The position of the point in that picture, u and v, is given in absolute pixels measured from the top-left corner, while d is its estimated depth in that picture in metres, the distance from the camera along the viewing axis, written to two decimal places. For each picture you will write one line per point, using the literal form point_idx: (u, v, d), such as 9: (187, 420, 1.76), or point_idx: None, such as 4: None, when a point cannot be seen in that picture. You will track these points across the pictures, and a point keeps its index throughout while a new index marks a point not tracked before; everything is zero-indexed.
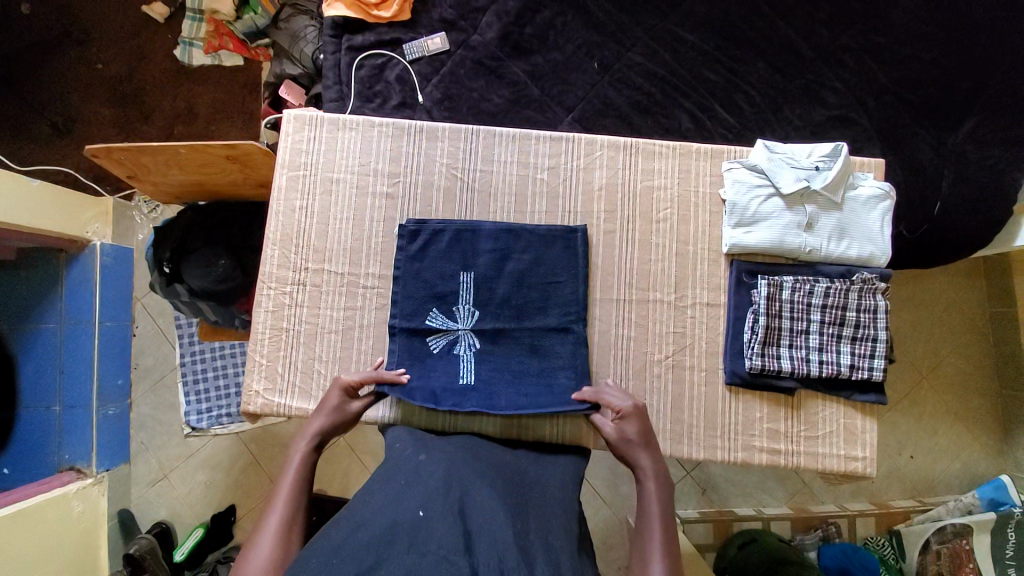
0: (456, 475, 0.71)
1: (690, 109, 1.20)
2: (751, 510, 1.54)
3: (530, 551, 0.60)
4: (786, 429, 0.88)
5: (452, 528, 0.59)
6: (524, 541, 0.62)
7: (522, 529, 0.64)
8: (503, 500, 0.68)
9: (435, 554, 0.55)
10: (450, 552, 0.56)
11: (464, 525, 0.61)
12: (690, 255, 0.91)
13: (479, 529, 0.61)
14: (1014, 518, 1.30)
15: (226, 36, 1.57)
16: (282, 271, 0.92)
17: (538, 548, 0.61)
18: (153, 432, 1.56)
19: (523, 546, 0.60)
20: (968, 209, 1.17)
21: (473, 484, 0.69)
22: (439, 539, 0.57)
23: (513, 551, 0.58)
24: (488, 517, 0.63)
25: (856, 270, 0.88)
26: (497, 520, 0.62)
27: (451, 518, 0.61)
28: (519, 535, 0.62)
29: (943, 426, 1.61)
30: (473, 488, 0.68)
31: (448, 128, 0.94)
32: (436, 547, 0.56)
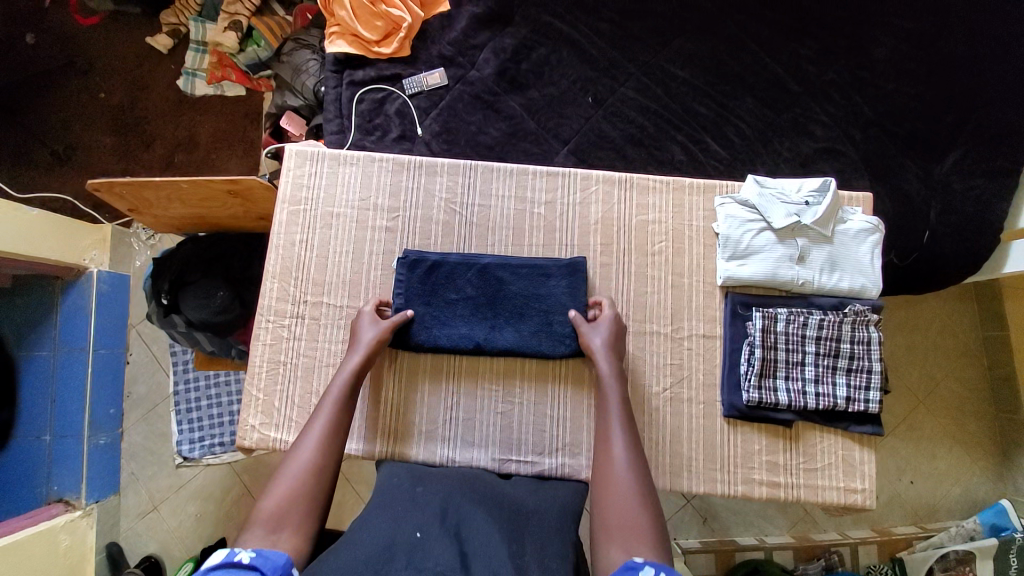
0: (452, 500, 0.73)
1: (682, 142, 1.23)
2: (753, 540, 1.52)
3: (527, 567, 0.63)
4: (785, 461, 0.88)
5: (448, 549, 0.62)
6: (519, 563, 0.64)
7: (517, 549, 0.66)
8: (499, 527, 0.69)
9: (432, 570, 0.59)
10: (447, 569, 0.59)
11: (461, 547, 0.64)
12: (685, 287, 0.92)
13: (475, 551, 0.64)
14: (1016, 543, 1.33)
15: (228, 67, 1.62)
16: (280, 304, 0.93)
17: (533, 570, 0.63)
18: (144, 462, 1.53)
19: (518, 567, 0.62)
20: (957, 237, 1.20)
21: (468, 509, 0.71)
22: (435, 556, 0.61)
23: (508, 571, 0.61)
24: (483, 541, 0.65)
25: (849, 302, 0.89)
26: (491, 541, 0.65)
27: (448, 540, 0.64)
28: (514, 557, 0.64)
29: (942, 450, 1.61)
30: (467, 511, 0.71)
31: (447, 163, 0.96)
32: (433, 563, 0.60)
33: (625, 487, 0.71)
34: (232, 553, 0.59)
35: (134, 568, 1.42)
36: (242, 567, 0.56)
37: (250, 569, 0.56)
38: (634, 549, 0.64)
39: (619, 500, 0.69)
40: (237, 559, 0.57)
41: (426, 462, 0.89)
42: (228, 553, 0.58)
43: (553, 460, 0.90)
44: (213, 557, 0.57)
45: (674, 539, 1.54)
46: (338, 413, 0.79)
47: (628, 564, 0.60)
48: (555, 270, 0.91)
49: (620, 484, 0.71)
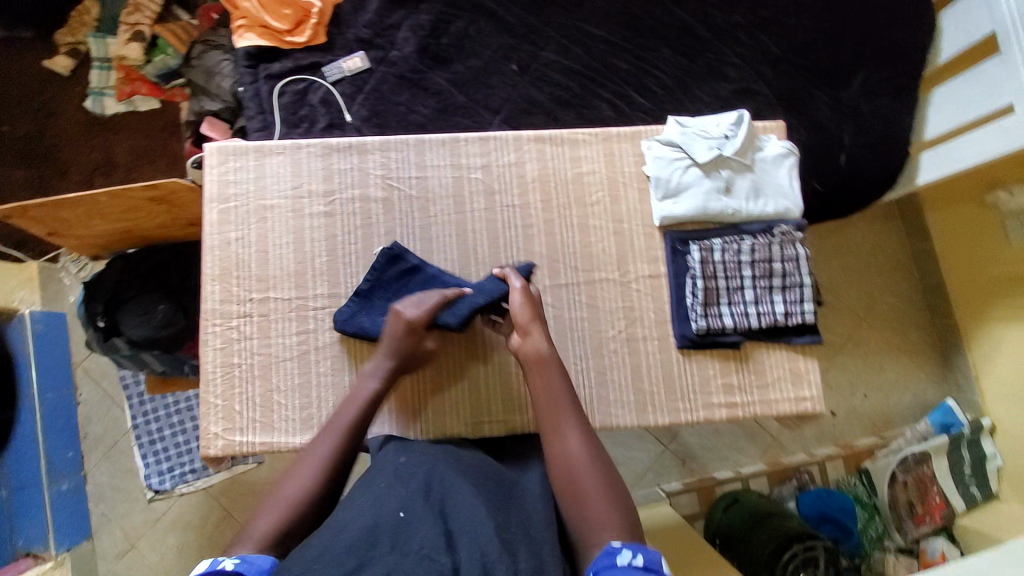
0: (436, 476, 0.72)
1: (609, 98, 1.26)
2: (729, 473, 1.60)
3: (512, 539, 0.62)
4: (739, 381, 0.93)
5: (432, 528, 0.61)
6: (507, 535, 0.63)
7: (502, 521, 0.66)
8: (482, 496, 0.69)
9: (416, 553, 0.58)
10: (432, 550, 0.58)
11: (446, 525, 0.63)
12: (626, 232, 0.95)
13: (460, 527, 0.63)
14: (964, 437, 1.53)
15: (137, 81, 1.52)
16: (225, 306, 0.90)
17: (518, 539, 0.63)
18: (114, 501, 1.47)
19: (505, 540, 0.62)
20: (871, 158, 1.29)
21: (454, 481, 0.70)
22: (418, 538, 0.60)
23: (495, 543, 0.60)
24: (468, 516, 0.64)
25: (776, 224, 0.95)
26: (478, 517, 0.64)
27: (433, 519, 0.63)
28: (500, 528, 0.64)
29: (888, 361, 1.74)
30: (453, 485, 0.70)
31: (376, 141, 0.95)
32: (418, 546, 0.59)
33: (586, 482, 0.73)
34: (216, 561, 0.63)
35: None
36: (224, 572, 0.61)
37: (234, 574, 0.61)
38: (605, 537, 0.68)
39: (580, 498, 0.72)
40: (221, 565, 0.62)
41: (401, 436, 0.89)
42: (212, 562, 0.63)
43: (524, 415, 0.92)
44: (197, 568, 0.62)
45: (657, 485, 1.60)
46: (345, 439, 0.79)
47: (607, 549, 0.65)
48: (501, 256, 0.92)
49: (582, 480, 0.74)
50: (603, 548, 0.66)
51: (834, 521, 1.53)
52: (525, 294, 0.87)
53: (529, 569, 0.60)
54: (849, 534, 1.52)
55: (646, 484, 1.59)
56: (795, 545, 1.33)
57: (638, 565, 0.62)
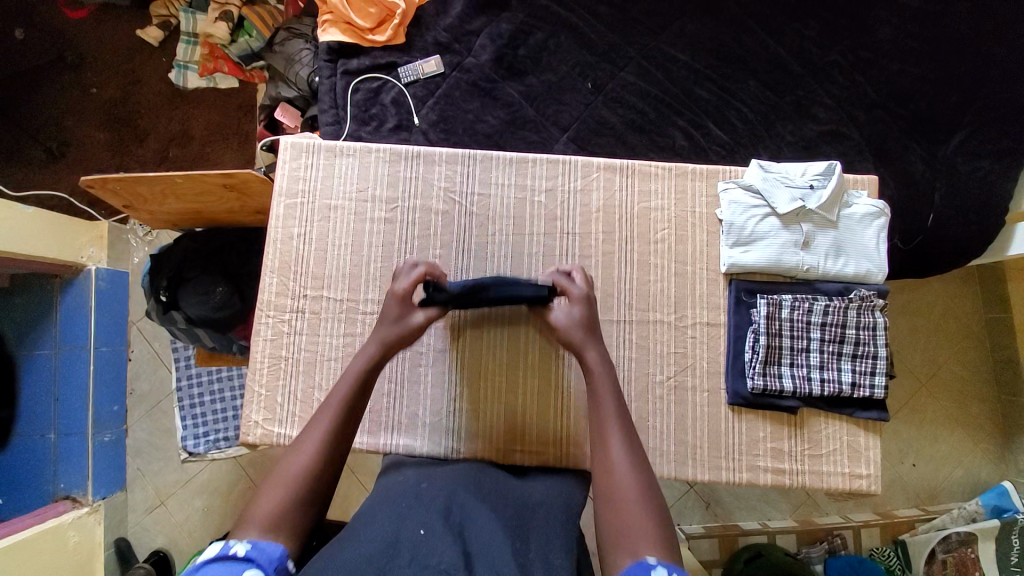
0: (456, 500, 0.70)
1: (683, 127, 1.22)
2: (756, 524, 1.56)
3: (529, 565, 0.60)
4: (790, 448, 0.87)
5: (452, 546, 0.59)
6: (523, 563, 0.60)
7: (521, 549, 0.63)
8: (503, 523, 0.66)
9: (436, 566, 0.57)
10: (451, 567, 0.56)
11: (464, 545, 0.61)
12: (688, 275, 0.91)
13: (478, 550, 0.60)
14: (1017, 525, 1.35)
15: (220, 59, 1.60)
16: (280, 299, 0.92)
17: (537, 567, 0.60)
18: (149, 458, 1.55)
19: (521, 564, 0.59)
20: (961, 220, 1.19)
21: (472, 506, 0.69)
22: (439, 553, 0.58)
23: (512, 569, 0.58)
24: (488, 538, 0.62)
25: (854, 287, 0.88)
26: (496, 542, 0.62)
27: (451, 538, 0.61)
28: (519, 555, 0.61)
29: (943, 433, 1.63)
30: (473, 509, 0.68)
31: (445, 152, 0.93)
32: (438, 560, 0.57)
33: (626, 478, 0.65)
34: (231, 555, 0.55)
35: (143, 563, 1.44)
36: (234, 560, 0.55)
37: (245, 560, 0.55)
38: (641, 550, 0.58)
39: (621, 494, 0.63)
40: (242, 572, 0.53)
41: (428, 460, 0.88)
42: (221, 547, 0.56)
43: (558, 450, 0.89)
44: (208, 552, 0.56)
45: (677, 525, 1.57)
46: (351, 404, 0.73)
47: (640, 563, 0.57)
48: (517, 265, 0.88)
49: (626, 493, 0.63)
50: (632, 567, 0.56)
51: None
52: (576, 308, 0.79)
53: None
54: None
55: None
56: None
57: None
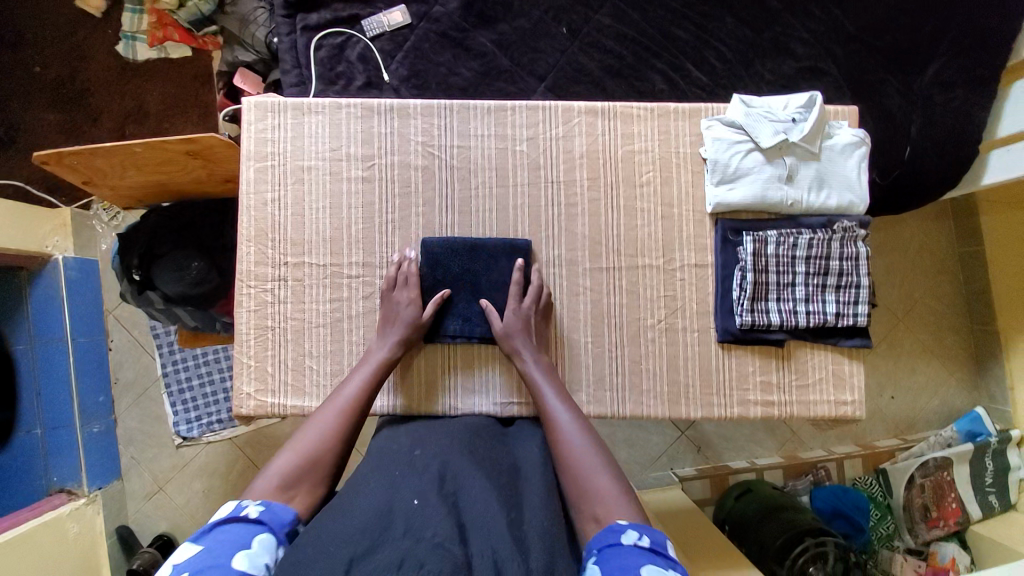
0: (450, 468, 0.70)
1: (662, 70, 1.19)
2: (745, 463, 1.64)
3: (525, 537, 0.61)
4: (779, 380, 0.90)
5: (445, 517, 0.59)
6: (519, 534, 0.61)
7: (516, 517, 0.63)
8: (498, 491, 0.67)
9: (431, 540, 0.55)
10: (445, 540, 0.55)
11: (459, 517, 0.61)
12: (675, 218, 0.90)
13: (473, 521, 0.60)
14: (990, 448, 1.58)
15: (169, 26, 1.48)
16: (259, 268, 0.89)
17: (534, 536, 0.61)
18: (142, 445, 1.52)
19: (517, 537, 0.60)
20: (937, 152, 1.22)
21: (466, 475, 0.69)
22: (433, 524, 0.57)
23: (507, 541, 0.59)
24: (482, 509, 0.62)
25: (837, 219, 0.88)
26: (491, 512, 0.62)
27: (446, 509, 0.61)
28: (513, 525, 0.62)
29: (919, 364, 1.73)
30: (466, 477, 0.68)
31: (419, 104, 0.89)
32: (432, 534, 0.56)
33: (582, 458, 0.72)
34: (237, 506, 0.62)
35: (148, 547, 1.44)
36: (248, 520, 0.60)
37: (257, 524, 0.60)
38: (605, 516, 0.66)
39: (579, 473, 0.71)
40: (244, 513, 0.61)
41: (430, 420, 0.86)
42: (234, 508, 0.62)
43: None
44: (221, 511, 0.61)
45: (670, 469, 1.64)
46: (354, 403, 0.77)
47: (610, 527, 0.63)
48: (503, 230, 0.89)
49: (581, 464, 0.71)
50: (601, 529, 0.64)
51: (847, 518, 1.54)
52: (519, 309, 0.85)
53: (541, 565, 0.56)
54: (860, 531, 1.53)
55: (659, 467, 1.63)
56: (807, 539, 1.32)
57: (643, 546, 0.60)
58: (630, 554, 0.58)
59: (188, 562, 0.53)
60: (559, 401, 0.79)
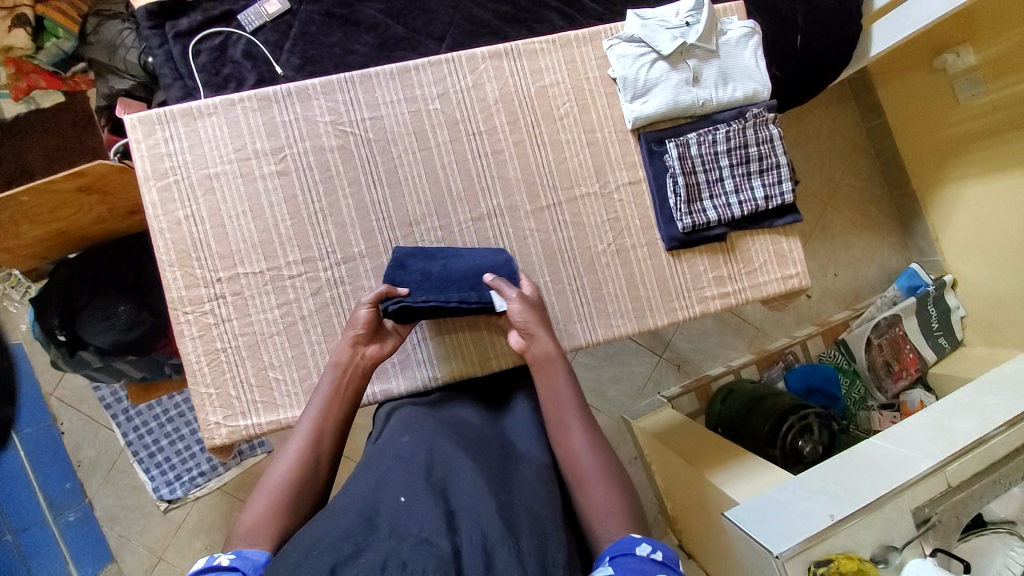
0: (437, 455, 0.67)
1: (558, 7, 1.19)
2: (722, 368, 1.74)
3: (516, 520, 0.59)
4: (729, 272, 0.95)
5: (433, 509, 0.57)
6: (509, 515, 0.60)
7: (505, 499, 0.63)
8: (486, 474, 0.66)
9: (415, 536, 0.54)
10: (432, 534, 0.54)
11: (448, 505, 0.60)
12: (600, 142, 0.92)
13: (462, 507, 0.59)
14: (930, 295, 1.73)
15: (31, 73, 1.36)
16: (192, 292, 0.85)
17: (522, 517, 0.60)
18: (128, 521, 1.42)
19: (507, 517, 0.59)
20: (825, 34, 1.31)
21: (452, 462, 0.67)
22: (417, 521, 0.56)
23: (496, 522, 0.58)
24: (469, 493, 0.61)
25: (747, 109, 0.92)
26: (479, 493, 0.61)
27: (433, 501, 0.59)
28: (502, 507, 0.61)
29: (852, 238, 1.87)
30: (454, 463, 0.66)
31: (318, 83, 0.86)
32: (417, 529, 0.55)
33: (590, 463, 0.70)
34: (211, 557, 0.56)
35: None
36: (220, 570, 0.54)
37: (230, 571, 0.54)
38: (614, 528, 0.64)
39: (586, 481, 0.69)
40: (217, 562, 0.55)
41: (426, 401, 0.86)
42: (207, 559, 0.56)
43: None
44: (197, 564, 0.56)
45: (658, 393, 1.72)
46: (325, 416, 0.73)
47: (623, 537, 0.62)
48: (438, 194, 0.88)
49: (590, 470, 0.70)
50: (613, 540, 0.63)
51: (822, 390, 1.66)
52: (524, 299, 0.81)
53: (531, 549, 0.56)
54: (836, 399, 1.65)
55: (648, 394, 1.70)
56: (791, 417, 1.42)
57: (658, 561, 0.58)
58: (644, 569, 0.57)
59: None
60: (572, 401, 0.76)
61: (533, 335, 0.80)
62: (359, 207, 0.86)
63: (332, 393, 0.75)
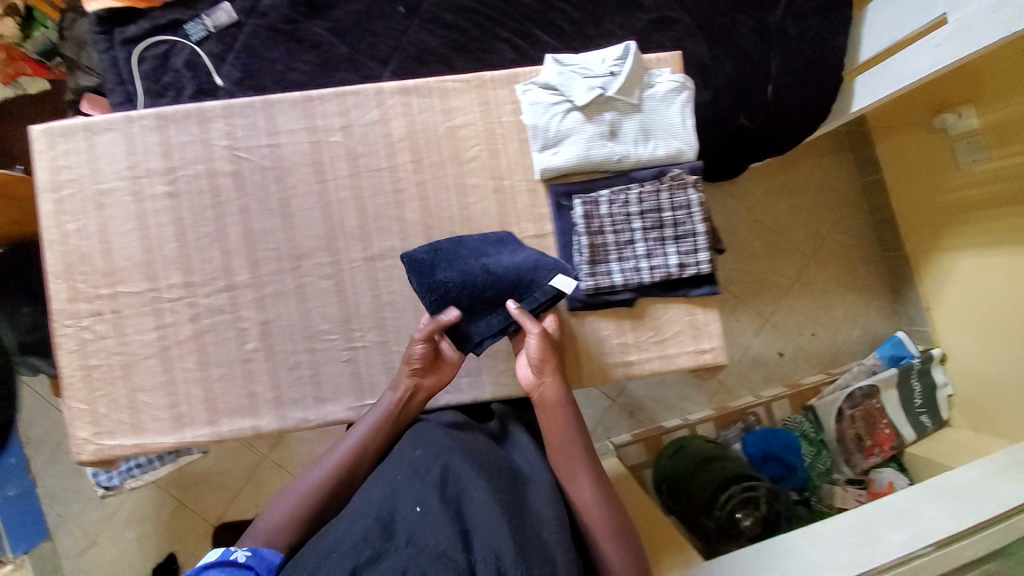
0: (451, 469, 0.65)
1: (509, 39, 1.15)
2: (678, 421, 1.64)
3: (527, 542, 0.57)
4: (635, 340, 0.87)
5: (448, 526, 0.57)
6: (522, 540, 0.57)
7: (518, 521, 0.59)
8: (497, 494, 0.62)
9: (433, 550, 0.55)
10: (448, 548, 0.55)
11: (462, 523, 0.58)
12: (507, 189, 0.86)
13: (477, 526, 0.58)
14: (915, 368, 1.60)
15: (19, 60, 1.38)
16: (74, 305, 0.83)
17: (531, 543, 0.57)
18: (68, 501, 1.45)
19: (519, 541, 0.56)
20: (797, 86, 1.23)
21: (463, 475, 0.64)
22: (436, 534, 0.56)
23: (509, 544, 0.55)
24: (485, 510, 0.59)
25: (668, 169, 0.86)
26: (491, 516, 0.58)
27: (448, 516, 0.58)
28: (516, 530, 0.58)
29: (835, 299, 1.75)
30: (468, 476, 0.64)
31: (216, 105, 0.83)
32: (434, 542, 0.55)
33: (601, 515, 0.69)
34: (227, 550, 0.63)
35: None
36: (234, 565, 0.61)
37: (245, 569, 0.61)
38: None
39: (592, 532, 0.69)
40: (233, 557, 0.62)
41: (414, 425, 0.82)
42: (222, 551, 0.63)
43: None
44: (210, 555, 0.63)
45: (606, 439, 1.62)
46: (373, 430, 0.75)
47: None
48: (328, 228, 0.83)
49: (601, 524, 0.69)
50: None
51: (778, 458, 1.51)
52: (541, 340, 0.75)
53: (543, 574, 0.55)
54: (793, 470, 1.50)
55: (596, 439, 1.62)
56: (733, 486, 1.31)
57: None
58: None
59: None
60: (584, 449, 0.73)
61: (543, 376, 0.76)
62: (245, 235, 0.83)
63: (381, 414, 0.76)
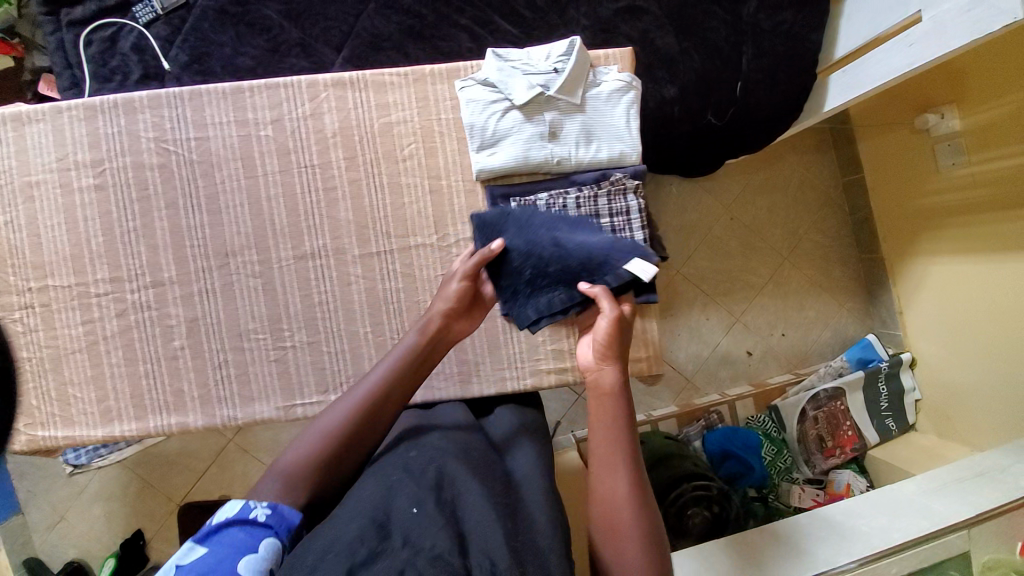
0: (447, 473, 0.58)
1: (467, 26, 1.10)
2: (642, 416, 1.64)
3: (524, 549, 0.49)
4: (571, 346, 0.87)
5: (441, 529, 0.48)
6: (520, 549, 0.49)
7: (516, 527, 0.52)
8: (494, 500, 0.55)
9: (429, 552, 0.46)
10: (445, 550, 0.46)
11: (458, 525, 0.51)
12: (444, 190, 0.84)
13: (474, 528, 0.50)
14: (881, 373, 1.58)
15: None
16: (4, 297, 0.82)
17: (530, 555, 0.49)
18: (38, 477, 1.46)
19: (517, 549, 0.48)
20: (769, 83, 1.18)
21: (462, 478, 0.57)
22: (431, 533, 0.48)
23: (506, 552, 0.47)
24: (480, 513, 0.51)
25: (609, 173, 0.84)
26: (487, 519, 0.51)
27: (444, 519, 0.50)
28: (512, 535, 0.51)
29: (809, 299, 1.73)
30: (466, 481, 0.57)
31: (144, 96, 0.81)
32: (431, 544, 0.47)
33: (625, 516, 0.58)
34: (246, 505, 0.56)
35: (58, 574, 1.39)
36: (255, 525, 0.54)
37: (264, 529, 0.54)
38: None
39: (614, 535, 0.58)
40: (252, 515, 0.54)
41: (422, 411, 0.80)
42: (241, 507, 0.55)
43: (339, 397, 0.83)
44: (228, 510, 0.55)
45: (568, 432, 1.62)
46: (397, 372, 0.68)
47: None
48: (259, 226, 0.83)
49: (622, 525, 0.57)
50: None
51: (738, 457, 1.48)
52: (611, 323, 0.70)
53: None
54: (751, 469, 1.47)
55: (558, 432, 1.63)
56: (684, 485, 1.31)
57: None
58: None
59: (192, 565, 0.49)
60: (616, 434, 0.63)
61: (604, 361, 0.69)
62: (174, 231, 0.82)
63: (406, 352, 0.69)
